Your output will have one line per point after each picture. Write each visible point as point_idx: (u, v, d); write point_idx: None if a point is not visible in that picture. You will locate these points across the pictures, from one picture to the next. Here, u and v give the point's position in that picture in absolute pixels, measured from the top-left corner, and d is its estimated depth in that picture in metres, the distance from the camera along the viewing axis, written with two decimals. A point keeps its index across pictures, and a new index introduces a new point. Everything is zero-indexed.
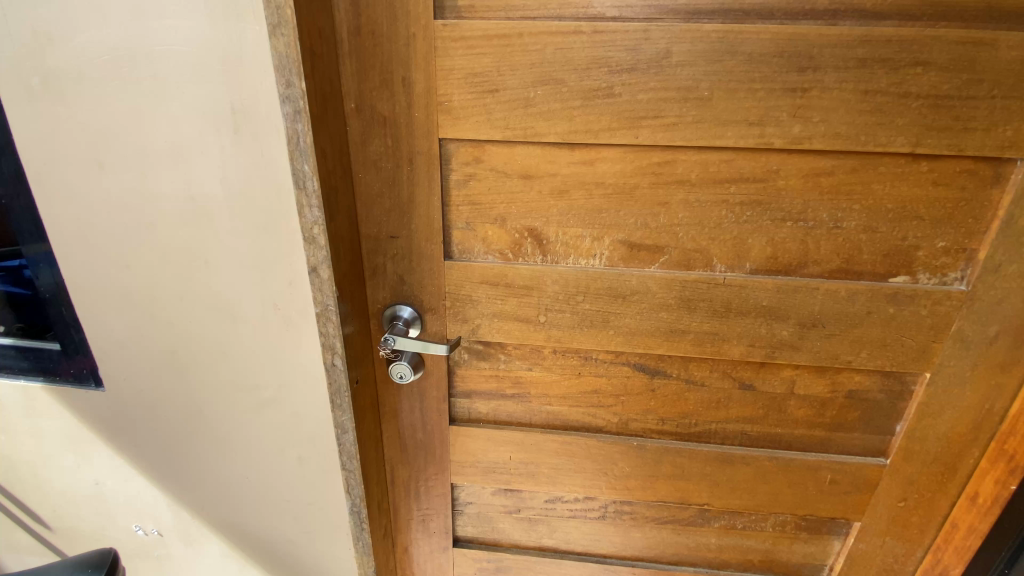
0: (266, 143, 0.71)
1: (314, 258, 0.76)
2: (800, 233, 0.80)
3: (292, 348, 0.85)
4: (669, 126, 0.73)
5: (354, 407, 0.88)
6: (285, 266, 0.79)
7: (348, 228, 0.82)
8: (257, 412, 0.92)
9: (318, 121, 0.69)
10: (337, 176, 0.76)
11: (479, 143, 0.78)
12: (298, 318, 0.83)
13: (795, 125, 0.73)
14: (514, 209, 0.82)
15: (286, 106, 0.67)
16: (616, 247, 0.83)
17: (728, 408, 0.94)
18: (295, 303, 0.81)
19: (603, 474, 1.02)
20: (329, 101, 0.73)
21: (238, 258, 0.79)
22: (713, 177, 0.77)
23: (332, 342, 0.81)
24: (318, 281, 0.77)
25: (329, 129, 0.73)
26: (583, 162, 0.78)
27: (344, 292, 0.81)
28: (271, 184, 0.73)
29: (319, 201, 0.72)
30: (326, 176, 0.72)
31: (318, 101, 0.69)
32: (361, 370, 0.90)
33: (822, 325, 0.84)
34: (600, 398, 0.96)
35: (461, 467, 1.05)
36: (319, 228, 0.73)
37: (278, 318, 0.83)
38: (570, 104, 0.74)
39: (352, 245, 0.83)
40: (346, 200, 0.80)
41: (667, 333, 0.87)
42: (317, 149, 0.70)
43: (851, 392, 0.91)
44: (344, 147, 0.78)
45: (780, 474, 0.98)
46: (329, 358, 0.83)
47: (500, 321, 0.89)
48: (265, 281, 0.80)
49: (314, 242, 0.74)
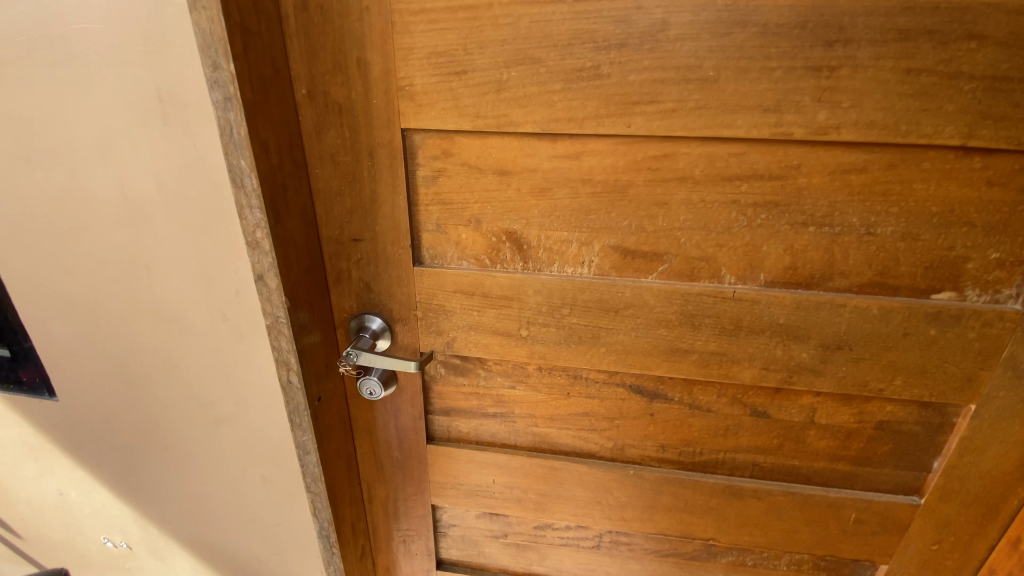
0: (200, 136, 0.65)
1: (259, 265, 0.68)
2: (824, 241, 0.68)
3: (244, 363, 0.79)
4: (667, 112, 0.62)
5: (316, 427, 0.80)
6: (230, 273, 0.72)
7: (305, 231, 0.73)
8: (210, 428, 0.86)
9: (255, 110, 0.61)
10: (287, 172, 0.68)
11: (447, 133, 0.68)
12: (249, 331, 0.76)
13: (821, 111, 0.60)
14: (489, 210, 0.72)
15: (214, 93, 0.59)
16: (608, 254, 0.72)
17: (737, 437, 0.83)
18: (242, 311, 0.74)
19: (597, 502, 0.92)
20: (272, 87, 0.63)
21: (179, 261, 0.73)
22: (720, 174, 0.65)
23: (286, 357, 0.74)
24: (266, 291, 0.70)
25: (272, 118, 0.64)
26: (568, 156, 0.67)
27: (299, 302, 0.73)
28: (210, 183, 0.67)
29: (259, 201, 0.64)
30: (268, 173, 0.65)
31: (254, 87, 0.61)
32: (326, 387, 0.82)
33: (849, 348, 0.72)
34: (592, 421, 0.86)
35: (441, 489, 0.96)
36: (262, 231, 0.66)
37: (227, 330, 0.76)
38: (550, 87, 0.63)
39: (310, 251, 0.75)
40: (300, 201, 0.71)
41: (666, 352, 0.76)
42: (254, 141, 0.62)
43: (881, 423, 0.78)
44: (297, 140, 0.69)
45: (796, 511, 0.87)
46: (284, 374, 0.76)
47: (477, 334, 0.80)
48: (211, 289, 0.74)
49: (257, 247, 0.67)
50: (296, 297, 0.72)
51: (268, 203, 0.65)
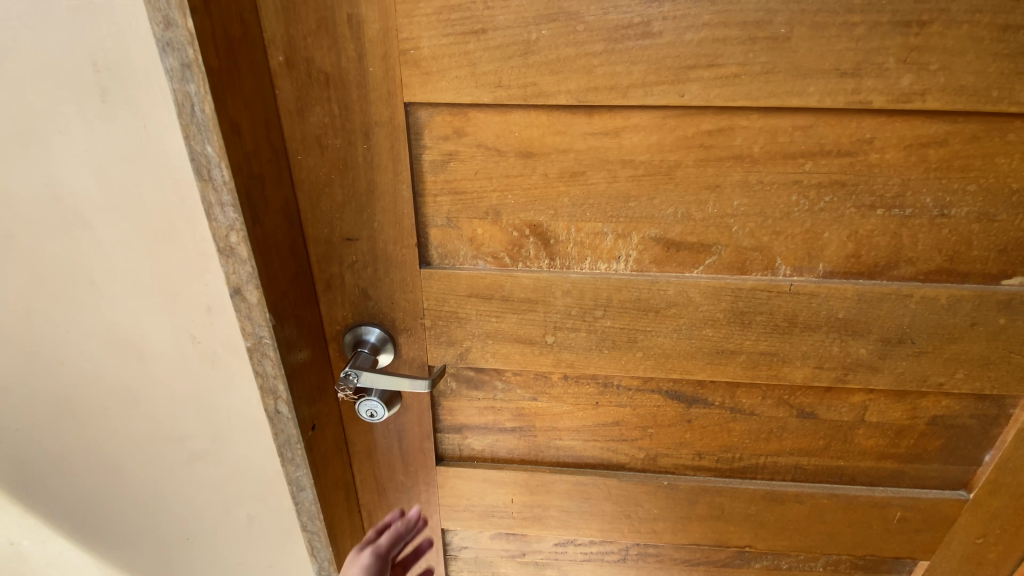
0: (154, 118, 0.52)
1: (235, 277, 0.55)
2: (892, 225, 0.60)
3: (221, 390, 0.67)
4: (728, 78, 0.52)
5: (312, 460, 0.68)
6: (200, 286, 0.60)
7: (288, 231, 0.60)
8: (184, 464, 0.74)
9: (221, 81, 0.48)
10: (264, 160, 0.55)
11: (460, 107, 0.56)
12: (226, 353, 0.64)
13: (904, 75, 0.52)
14: (511, 199, 0.61)
15: (167, 59, 0.46)
16: (648, 247, 0.63)
17: (780, 440, 0.76)
18: (217, 328, 0.63)
19: (625, 516, 0.84)
20: (241, 51, 0.50)
21: (134, 273, 0.60)
22: (782, 151, 0.57)
23: (272, 384, 0.62)
24: (244, 307, 0.57)
25: (243, 92, 0.51)
26: (605, 133, 0.57)
27: (286, 318, 0.61)
28: (168, 178, 0.55)
29: (232, 196, 0.51)
30: (242, 162, 0.52)
31: (219, 51, 0.47)
32: (320, 413, 0.70)
33: (911, 343, 0.66)
34: (623, 431, 0.77)
35: (452, 512, 0.86)
36: (237, 235, 0.53)
37: (199, 353, 0.64)
38: (589, 49, 0.52)
39: (295, 255, 0.62)
40: (280, 195, 0.58)
41: (711, 354, 0.68)
42: (223, 121, 0.49)
43: (934, 418, 0.73)
44: (274, 120, 0.56)
45: (839, 513, 0.81)
46: (271, 404, 0.63)
47: (495, 343, 0.69)
48: (175, 306, 0.62)
49: (233, 255, 0.54)
50: (282, 312, 0.60)
51: (244, 199, 0.52)
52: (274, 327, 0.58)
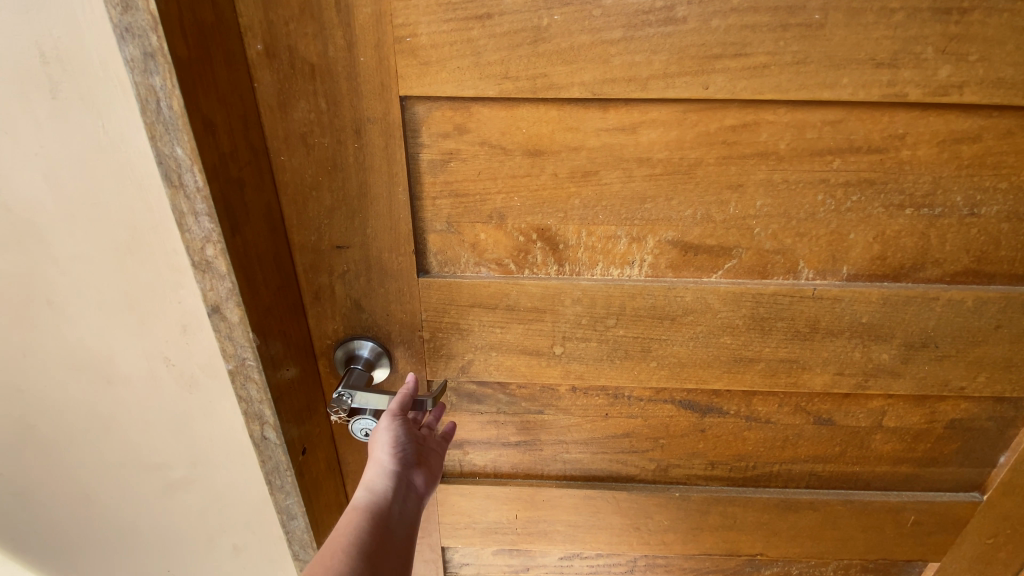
0: (114, 116, 0.46)
1: (213, 294, 0.49)
2: (921, 224, 0.57)
3: (201, 415, 0.61)
4: (755, 69, 0.48)
5: (304, 487, 0.63)
6: (172, 304, 0.54)
7: (271, 240, 0.54)
8: (162, 493, 0.67)
9: (192, 73, 0.42)
10: (242, 162, 0.49)
11: (461, 101, 0.51)
12: (206, 375, 0.58)
13: (943, 65, 0.48)
14: (517, 201, 0.56)
15: (127, 47, 0.39)
16: (664, 251, 0.58)
17: (796, 447, 0.73)
18: (194, 347, 0.57)
19: (634, 528, 0.80)
20: (214, 39, 0.44)
21: (96, 290, 0.53)
22: (810, 147, 0.53)
23: (258, 407, 0.56)
24: (224, 326, 0.51)
25: (218, 86, 0.45)
26: (621, 129, 0.52)
27: (272, 337, 0.55)
28: (132, 184, 0.49)
29: (207, 204, 0.45)
30: (217, 165, 0.46)
31: (188, 38, 0.41)
32: (311, 434, 0.65)
33: (934, 347, 0.63)
34: (633, 442, 0.73)
35: (453, 530, 0.81)
36: (214, 247, 0.47)
37: (174, 376, 0.58)
38: (605, 37, 0.48)
39: (280, 265, 0.56)
40: (261, 200, 0.52)
41: (728, 362, 0.64)
42: (195, 119, 0.43)
43: (952, 422, 0.71)
44: (253, 117, 0.50)
45: (853, 519, 0.79)
46: (257, 429, 0.57)
47: (499, 355, 0.65)
48: (144, 326, 0.55)
49: (210, 270, 0.48)
50: (267, 330, 0.54)
51: (221, 207, 0.46)
52: (258, 346, 0.52)
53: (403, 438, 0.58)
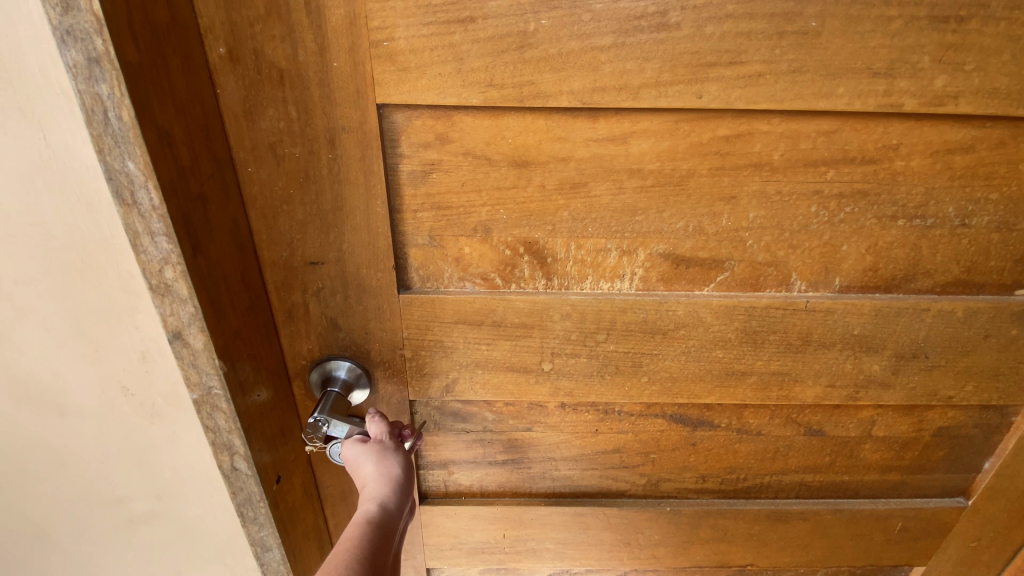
0: (56, 125, 0.42)
1: (175, 319, 0.46)
2: (913, 235, 0.56)
3: (165, 446, 0.57)
4: (750, 78, 0.47)
5: (279, 518, 0.59)
6: (128, 330, 0.50)
7: (239, 259, 0.50)
8: (123, 525, 0.63)
9: (146, 80, 0.38)
10: (204, 175, 0.45)
11: (443, 109, 0.48)
12: (168, 404, 0.55)
13: (939, 75, 0.47)
14: (502, 214, 0.53)
15: (69, 52, 0.36)
16: (655, 264, 0.56)
17: (786, 458, 0.72)
18: (154, 372, 0.53)
19: (624, 543, 0.78)
20: (170, 41, 0.40)
21: (41, 314, 0.49)
22: (804, 158, 0.51)
23: (226, 437, 0.52)
24: (187, 353, 0.47)
25: (175, 93, 0.41)
26: (611, 139, 0.50)
27: (242, 362, 0.51)
28: (80, 201, 0.45)
29: (163, 222, 0.41)
30: (176, 180, 0.42)
31: (139, 42, 0.38)
32: (286, 461, 0.61)
33: (924, 357, 0.62)
34: (624, 458, 0.71)
35: (438, 550, 0.78)
36: (174, 270, 0.43)
37: (134, 406, 0.54)
38: (596, 43, 0.45)
39: (249, 284, 0.52)
40: (226, 216, 0.48)
41: (720, 376, 0.63)
42: (148, 130, 0.39)
43: (939, 430, 0.70)
44: (216, 127, 0.46)
45: (842, 528, 0.78)
46: (226, 461, 0.54)
47: (485, 372, 0.62)
48: (99, 353, 0.51)
49: (170, 293, 0.44)
50: (236, 355, 0.50)
51: (180, 225, 0.42)
52: (224, 372, 0.48)
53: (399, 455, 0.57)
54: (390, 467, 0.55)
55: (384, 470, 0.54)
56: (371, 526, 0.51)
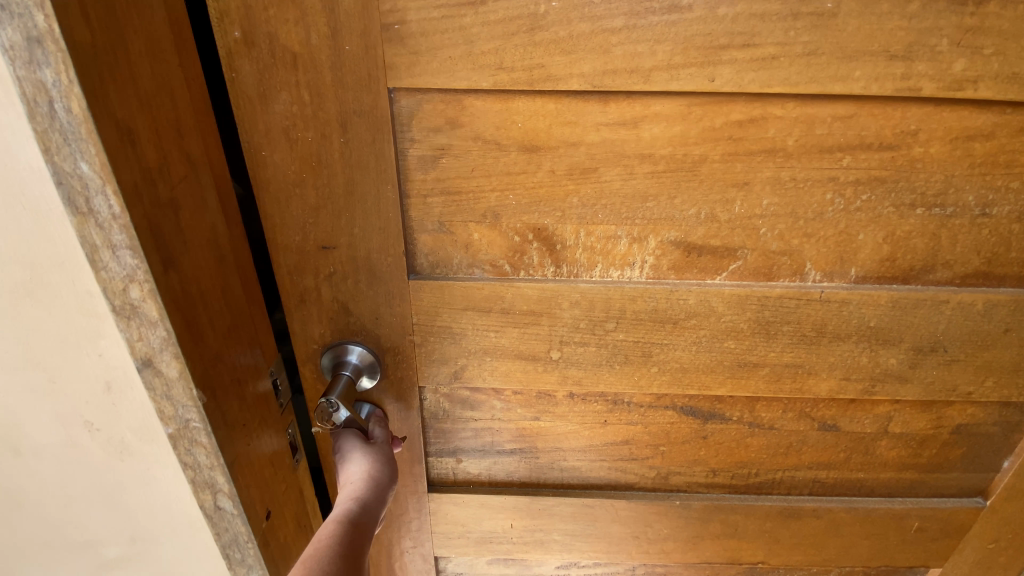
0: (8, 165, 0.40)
1: (144, 346, 0.43)
2: (932, 225, 0.54)
3: (138, 477, 0.55)
4: (763, 60, 0.46)
5: (269, 558, 0.57)
6: (92, 358, 0.48)
7: (220, 273, 0.48)
8: (106, 561, 0.62)
9: (104, 69, 0.37)
10: (176, 178, 0.43)
11: (453, 93, 0.48)
12: (139, 437, 0.52)
13: (959, 59, 0.46)
14: (512, 199, 0.53)
15: (7, 31, 0.34)
16: (666, 252, 0.56)
17: (799, 454, 0.71)
18: (118, 408, 0.50)
19: (633, 537, 0.78)
20: (134, 35, 0.39)
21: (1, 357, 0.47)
22: (820, 144, 0.50)
23: (205, 471, 0.50)
24: (160, 383, 0.45)
25: (137, 83, 0.39)
26: (622, 123, 0.49)
27: (223, 390, 0.49)
28: (37, 223, 0.42)
29: (125, 232, 0.39)
30: (142, 185, 0.40)
31: (91, 20, 0.36)
32: (277, 494, 0.59)
33: (942, 351, 0.61)
34: (633, 450, 0.71)
35: (446, 539, 0.78)
36: (139, 288, 0.41)
37: (104, 435, 0.52)
38: (606, 25, 0.45)
39: (231, 302, 0.50)
40: (202, 229, 0.46)
41: (732, 367, 0.62)
42: (102, 123, 0.37)
43: (958, 428, 0.69)
44: (189, 123, 0.44)
45: (856, 527, 0.77)
46: (209, 499, 0.52)
47: (494, 360, 0.62)
48: (64, 381, 0.49)
49: (138, 316, 0.42)
50: (217, 383, 0.48)
51: (145, 236, 0.40)
52: (201, 401, 0.46)
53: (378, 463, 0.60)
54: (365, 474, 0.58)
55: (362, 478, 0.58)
56: (346, 526, 0.54)
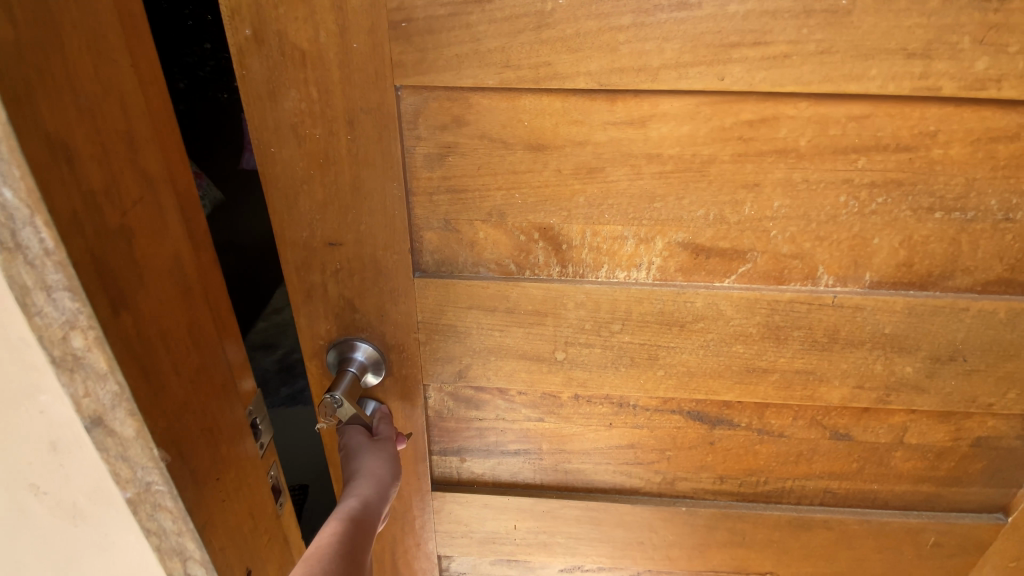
0: None
1: (93, 402, 0.39)
2: (952, 229, 0.53)
3: (95, 545, 0.48)
4: (775, 59, 0.45)
5: None
6: (33, 415, 0.41)
7: (185, 307, 0.45)
8: None
9: (37, 79, 0.32)
10: (129, 202, 0.38)
11: (459, 91, 0.48)
12: (92, 501, 0.45)
13: (982, 57, 0.44)
14: (518, 198, 0.53)
15: None
16: (674, 253, 0.55)
17: (810, 463, 0.69)
18: (68, 471, 0.44)
19: (637, 543, 0.77)
20: (76, 45, 0.34)
21: None
22: (833, 145, 0.49)
23: (171, 536, 0.46)
24: (114, 442, 0.41)
25: (76, 91, 0.34)
26: (630, 122, 0.49)
27: (191, 443, 0.45)
28: None
29: (62, 271, 0.34)
30: (83, 213, 0.35)
31: (16, 11, 0.31)
32: (257, 550, 0.56)
33: (962, 360, 0.59)
34: (639, 454, 0.70)
35: (450, 537, 0.78)
36: (82, 335, 0.37)
37: (53, 499, 0.46)
38: (614, 22, 0.44)
39: (198, 339, 0.46)
40: (164, 261, 0.42)
41: (740, 372, 0.61)
42: (30, 139, 0.32)
43: (978, 440, 0.66)
44: (144, 135, 0.40)
45: (869, 539, 0.74)
46: (177, 567, 0.48)
47: (499, 360, 0.62)
48: (4, 441, 0.43)
49: (83, 367, 0.38)
50: (182, 434, 0.44)
51: (87, 275, 0.35)
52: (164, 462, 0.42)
53: (380, 458, 0.60)
54: (366, 468, 0.59)
55: (365, 472, 0.58)
56: (347, 520, 0.54)
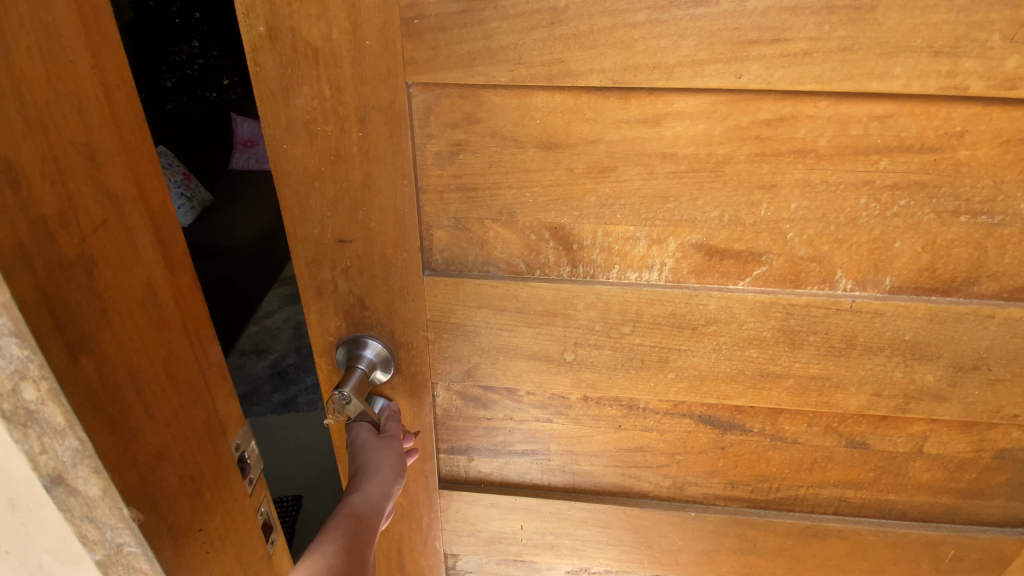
0: None
1: (51, 460, 0.35)
2: (978, 234, 0.51)
3: None
4: (794, 56, 0.44)
5: None
6: None
7: (160, 341, 0.40)
8: None
9: None
10: (89, 226, 0.34)
11: (471, 89, 0.48)
12: (59, 560, 0.40)
13: (1013, 55, 0.43)
14: (528, 197, 0.52)
15: None
16: (687, 254, 0.54)
17: (824, 470, 0.68)
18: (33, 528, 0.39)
19: (645, 547, 0.76)
20: (26, 51, 0.30)
21: None
22: (854, 145, 0.48)
23: None
24: (76, 500, 0.36)
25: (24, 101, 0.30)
26: (644, 121, 0.48)
27: (167, 494, 0.41)
28: None
29: (5, 316, 0.30)
30: (32, 247, 0.30)
31: None
32: None
33: (986, 369, 0.57)
34: (648, 457, 0.69)
35: (457, 535, 0.78)
36: (32, 386, 0.32)
37: (17, 560, 0.40)
38: (628, 19, 0.44)
39: (175, 377, 0.41)
40: (132, 294, 0.37)
41: (754, 377, 0.60)
42: None
43: (1002, 452, 0.64)
44: (107, 149, 0.35)
45: (885, 551, 0.73)
46: None
47: (507, 359, 0.61)
48: None
49: (37, 422, 0.33)
50: (157, 486, 0.40)
51: (36, 318, 0.31)
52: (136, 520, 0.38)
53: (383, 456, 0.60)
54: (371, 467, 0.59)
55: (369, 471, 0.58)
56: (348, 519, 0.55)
